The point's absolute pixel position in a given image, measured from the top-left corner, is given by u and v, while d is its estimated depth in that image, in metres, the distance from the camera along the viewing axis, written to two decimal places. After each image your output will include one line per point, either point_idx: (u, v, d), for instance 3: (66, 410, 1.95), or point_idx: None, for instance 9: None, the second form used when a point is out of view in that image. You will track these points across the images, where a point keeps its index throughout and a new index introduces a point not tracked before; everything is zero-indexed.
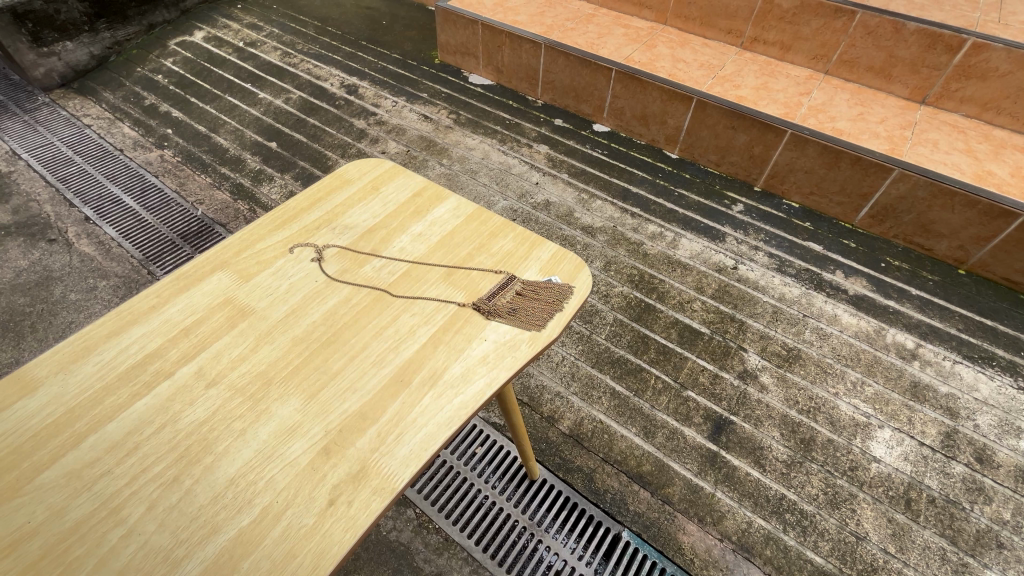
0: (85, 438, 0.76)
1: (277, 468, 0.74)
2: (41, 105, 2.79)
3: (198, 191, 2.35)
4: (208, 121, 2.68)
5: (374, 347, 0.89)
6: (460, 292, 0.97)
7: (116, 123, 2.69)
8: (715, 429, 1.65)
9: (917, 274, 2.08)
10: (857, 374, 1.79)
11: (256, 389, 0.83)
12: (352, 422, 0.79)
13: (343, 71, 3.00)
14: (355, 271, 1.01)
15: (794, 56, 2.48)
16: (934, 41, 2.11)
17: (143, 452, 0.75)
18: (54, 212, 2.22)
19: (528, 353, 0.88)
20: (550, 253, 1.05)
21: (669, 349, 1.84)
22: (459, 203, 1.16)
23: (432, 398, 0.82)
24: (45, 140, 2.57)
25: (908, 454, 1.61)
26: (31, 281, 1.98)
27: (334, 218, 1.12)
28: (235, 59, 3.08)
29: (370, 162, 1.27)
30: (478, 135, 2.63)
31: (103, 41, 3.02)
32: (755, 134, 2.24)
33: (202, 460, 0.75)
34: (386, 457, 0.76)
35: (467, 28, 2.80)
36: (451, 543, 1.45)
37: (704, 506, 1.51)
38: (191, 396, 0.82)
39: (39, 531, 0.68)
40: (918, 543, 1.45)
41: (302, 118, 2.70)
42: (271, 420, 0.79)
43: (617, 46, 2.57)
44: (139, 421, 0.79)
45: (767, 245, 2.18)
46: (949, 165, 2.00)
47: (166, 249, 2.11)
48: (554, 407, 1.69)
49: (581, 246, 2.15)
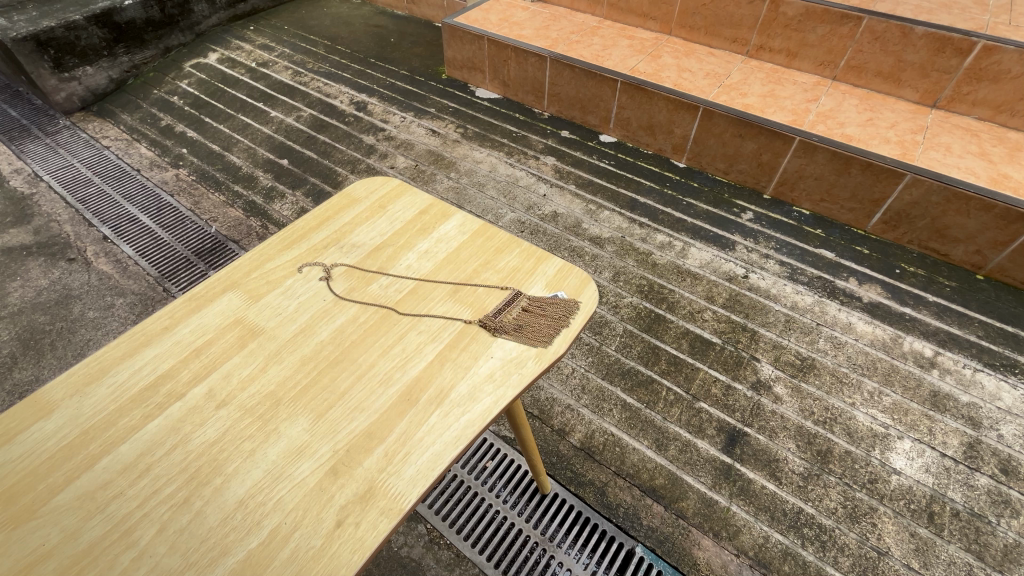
0: (99, 460, 0.78)
1: (286, 488, 0.75)
2: (62, 128, 2.88)
3: (212, 209, 2.39)
4: (222, 140, 2.75)
5: (381, 366, 0.89)
6: (466, 310, 0.98)
7: (134, 144, 2.77)
8: (728, 441, 1.63)
9: (934, 280, 2.04)
10: (874, 384, 1.75)
11: (265, 410, 0.84)
12: (359, 441, 0.79)
13: (352, 88, 3.06)
14: (363, 289, 1.02)
15: (800, 63, 2.47)
16: (943, 45, 2.09)
17: (154, 474, 0.76)
18: (74, 232, 2.28)
19: (535, 370, 0.88)
20: (555, 268, 1.05)
21: (681, 360, 1.82)
22: (465, 220, 1.17)
23: (439, 416, 0.82)
24: (66, 161, 2.65)
25: (929, 466, 1.57)
26: (51, 300, 2.03)
27: (341, 237, 1.13)
28: (247, 79, 3.15)
29: (377, 180, 1.28)
30: (486, 149, 2.65)
31: (121, 65, 3.12)
32: (763, 141, 2.23)
33: (213, 481, 0.75)
34: (394, 477, 0.76)
35: (473, 43, 2.84)
36: (462, 559, 1.44)
37: (720, 521, 1.48)
38: (202, 417, 0.83)
39: (54, 553, 0.69)
40: (943, 558, 1.41)
41: (313, 135, 2.75)
42: (279, 440, 0.80)
43: (622, 57, 2.59)
44: (150, 442, 0.80)
45: (778, 253, 2.16)
46: (963, 169, 1.97)
47: (181, 266, 2.15)
48: (564, 420, 1.68)
49: (590, 257, 2.15)
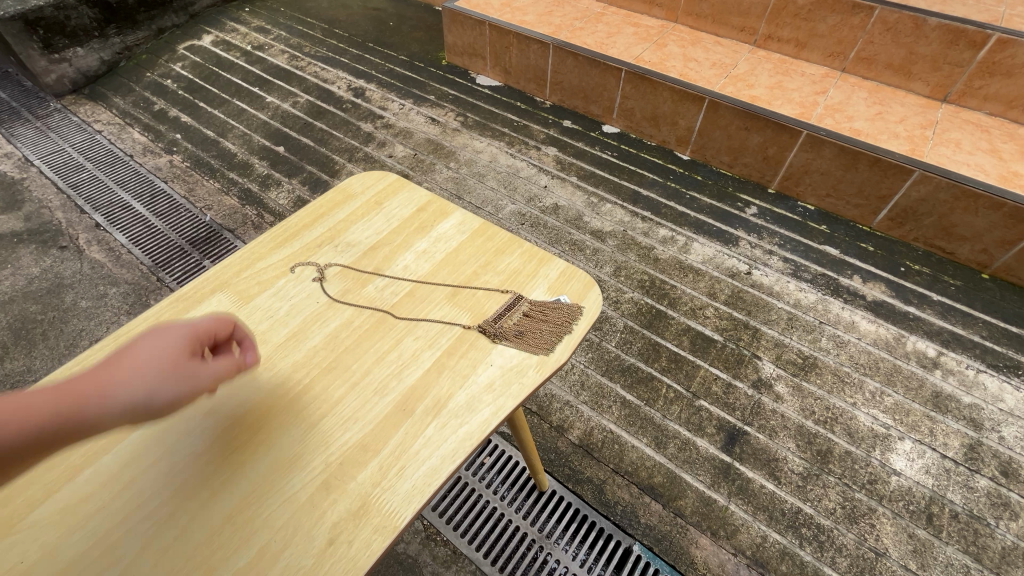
0: (81, 472, 0.75)
1: (276, 503, 0.72)
2: (53, 111, 2.81)
3: (206, 196, 2.35)
4: (216, 125, 2.68)
5: (375, 374, 0.86)
6: (465, 314, 0.95)
7: (126, 129, 2.70)
8: (728, 439, 1.61)
9: (939, 279, 2.02)
10: (876, 384, 1.73)
11: (255, 419, 0.81)
12: (353, 453, 0.77)
13: (350, 73, 2.98)
14: (357, 291, 0.98)
15: (809, 54, 2.41)
16: (956, 37, 2.03)
17: (137, 488, 0.73)
18: (65, 219, 2.23)
19: (536, 379, 0.84)
20: (558, 271, 1.02)
21: (682, 357, 1.80)
22: (465, 218, 1.13)
23: (436, 428, 0.79)
24: (58, 146, 2.59)
25: (930, 468, 1.56)
26: (43, 289, 1.99)
27: (336, 235, 1.10)
28: (242, 62, 3.08)
29: (373, 175, 1.24)
30: (486, 138, 2.60)
31: (112, 47, 3.03)
32: (769, 135, 2.19)
33: (199, 495, 0.73)
34: (388, 493, 0.73)
35: (474, 29, 2.76)
36: (460, 556, 1.43)
37: (718, 520, 1.47)
38: (188, 427, 0.80)
39: (33, 570, 0.66)
40: (941, 559, 1.41)
41: (309, 122, 2.69)
42: (269, 452, 0.77)
43: (626, 45, 2.51)
44: (135, 453, 0.77)
45: (782, 249, 2.13)
46: (972, 166, 1.92)
47: (176, 255, 2.11)
48: (563, 416, 1.66)
49: (591, 251, 2.11)
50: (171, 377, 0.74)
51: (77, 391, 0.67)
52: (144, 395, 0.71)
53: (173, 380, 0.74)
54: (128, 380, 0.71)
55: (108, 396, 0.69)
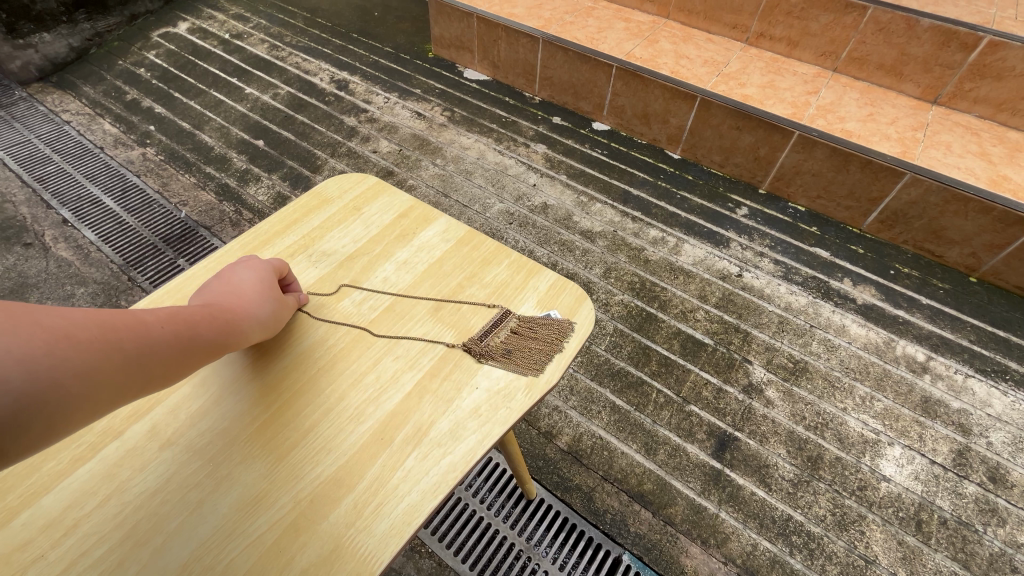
0: (17, 515, 0.67)
1: (239, 547, 0.66)
2: (18, 99, 2.66)
3: (181, 191, 2.24)
4: (192, 117, 2.57)
5: (351, 399, 0.79)
6: (449, 331, 0.89)
7: (96, 119, 2.57)
8: (718, 446, 1.58)
9: (928, 282, 2.01)
10: (866, 389, 1.71)
11: (217, 451, 0.74)
12: (324, 489, 0.71)
13: (332, 65, 2.88)
14: (333, 306, 0.92)
15: (801, 53, 2.38)
16: (948, 39, 2.00)
17: (82, 532, 0.67)
18: (30, 215, 2.12)
19: (524, 403, 0.79)
20: (548, 283, 0.96)
21: (672, 361, 1.76)
22: (449, 225, 1.06)
23: (416, 458, 0.73)
24: (23, 137, 2.45)
25: (919, 473, 1.54)
26: (5, 289, 1.88)
27: (311, 243, 1.03)
28: (220, 51, 2.95)
29: (352, 178, 1.17)
30: (474, 134, 2.53)
31: (82, 33, 2.89)
32: (761, 135, 2.16)
33: (152, 540, 0.66)
34: (363, 534, 0.67)
35: (462, 21, 2.68)
36: (444, 569, 1.38)
37: (708, 528, 1.44)
38: (142, 461, 0.73)
39: None
40: (930, 566, 1.39)
41: (290, 115, 2.58)
42: (232, 489, 0.71)
43: (617, 41, 2.44)
44: (80, 492, 0.70)
45: (773, 251, 2.10)
46: (963, 169, 1.89)
47: (148, 253, 2.01)
48: (551, 423, 1.61)
49: (580, 251, 2.06)
50: (279, 301, 0.83)
51: (221, 313, 0.70)
52: (270, 318, 0.80)
53: (284, 309, 0.83)
54: (256, 301, 0.78)
55: (251, 316, 0.75)
